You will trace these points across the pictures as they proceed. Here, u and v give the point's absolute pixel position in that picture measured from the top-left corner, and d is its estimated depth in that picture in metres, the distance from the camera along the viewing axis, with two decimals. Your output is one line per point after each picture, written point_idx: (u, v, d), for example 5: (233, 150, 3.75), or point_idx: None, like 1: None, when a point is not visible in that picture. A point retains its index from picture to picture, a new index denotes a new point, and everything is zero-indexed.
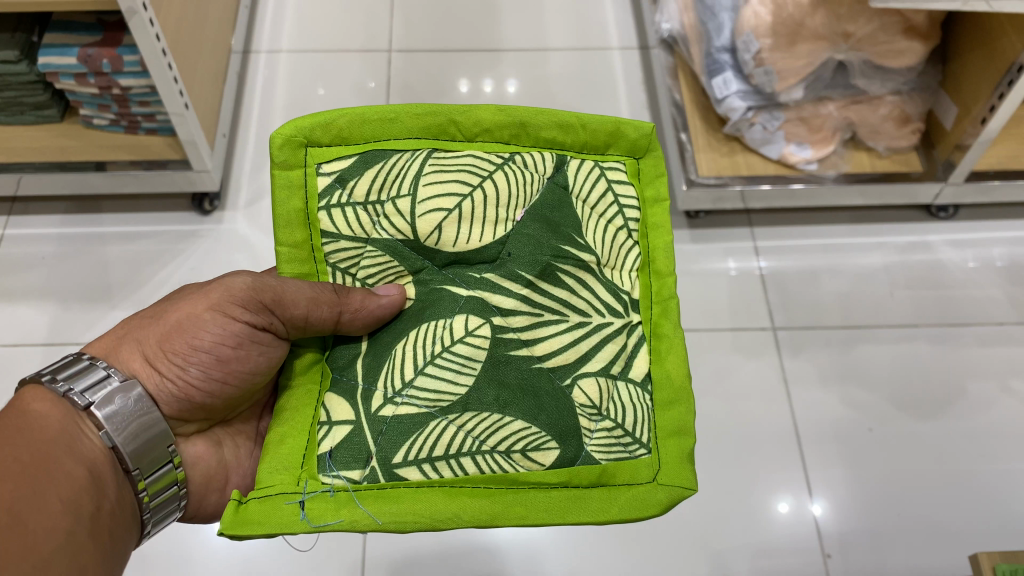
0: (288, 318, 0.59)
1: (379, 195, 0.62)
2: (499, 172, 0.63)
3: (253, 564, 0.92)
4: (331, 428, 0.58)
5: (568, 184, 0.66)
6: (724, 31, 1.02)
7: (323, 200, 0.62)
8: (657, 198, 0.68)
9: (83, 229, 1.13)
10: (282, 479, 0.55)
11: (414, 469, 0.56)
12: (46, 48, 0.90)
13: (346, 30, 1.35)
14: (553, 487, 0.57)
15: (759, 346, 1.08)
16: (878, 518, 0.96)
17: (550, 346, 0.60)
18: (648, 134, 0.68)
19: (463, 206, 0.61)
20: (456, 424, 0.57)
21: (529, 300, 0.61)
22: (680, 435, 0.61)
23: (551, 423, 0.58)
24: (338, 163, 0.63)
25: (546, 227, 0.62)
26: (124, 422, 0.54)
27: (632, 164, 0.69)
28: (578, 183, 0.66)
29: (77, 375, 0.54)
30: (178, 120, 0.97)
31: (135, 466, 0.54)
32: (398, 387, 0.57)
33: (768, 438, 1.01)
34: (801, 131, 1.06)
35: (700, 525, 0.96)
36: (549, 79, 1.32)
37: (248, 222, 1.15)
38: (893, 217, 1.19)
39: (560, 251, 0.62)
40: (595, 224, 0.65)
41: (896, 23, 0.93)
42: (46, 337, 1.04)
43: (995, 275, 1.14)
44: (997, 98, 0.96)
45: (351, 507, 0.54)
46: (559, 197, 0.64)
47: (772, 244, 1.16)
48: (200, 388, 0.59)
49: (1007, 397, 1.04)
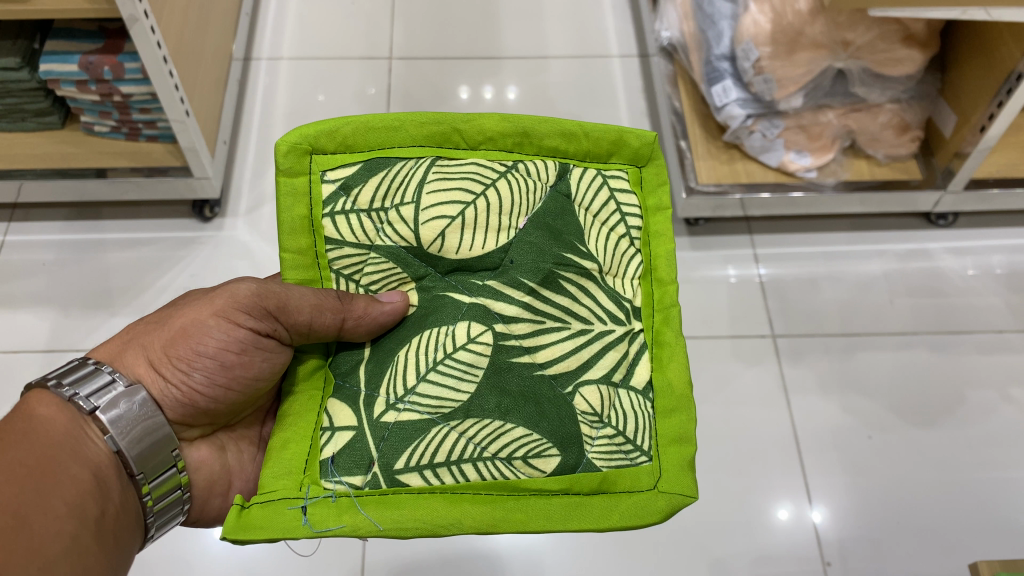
0: (292, 324, 0.59)
1: (382, 202, 0.62)
2: (502, 180, 0.64)
3: (253, 569, 0.92)
4: (334, 434, 0.58)
5: (571, 193, 0.66)
6: (724, 39, 1.02)
7: (328, 207, 0.63)
8: (660, 206, 0.68)
9: (83, 235, 1.13)
10: (285, 483, 0.55)
11: (415, 475, 0.56)
12: (47, 55, 0.90)
13: (347, 38, 1.35)
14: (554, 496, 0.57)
15: (759, 353, 1.08)
16: (878, 525, 0.96)
17: (552, 354, 0.60)
18: (650, 143, 0.68)
19: (467, 213, 0.61)
20: (457, 431, 0.57)
21: (530, 308, 0.60)
22: (680, 443, 0.61)
23: (552, 430, 0.58)
24: (345, 172, 0.63)
25: (548, 235, 0.62)
26: (128, 426, 0.54)
27: (635, 172, 0.69)
28: (582, 193, 0.66)
29: (82, 379, 0.54)
30: (178, 126, 0.97)
31: (139, 470, 0.54)
32: (400, 393, 0.57)
33: (768, 445, 1.01)
34: (800, 139, 1.06)
35: (700, 532, 0.96)
36: (549, 85, 1.32)
37: (248, 228, 1.15)
38: (892, 225, 1.19)
39: (563, 258, 0.62)
40: (597, 233, 0.65)
41: (895, 32, 0.93)
42: (46, 343, 1.04)
43: (994, 283, 1.14)
44: (995, 107, 0.96)
45: (353, 513, 0.54)
46: (562, 204, 0.65)
47: (771, 252, 1.17)
48: (204, 393, 0.59)
49: (1007, 404, 1.04)
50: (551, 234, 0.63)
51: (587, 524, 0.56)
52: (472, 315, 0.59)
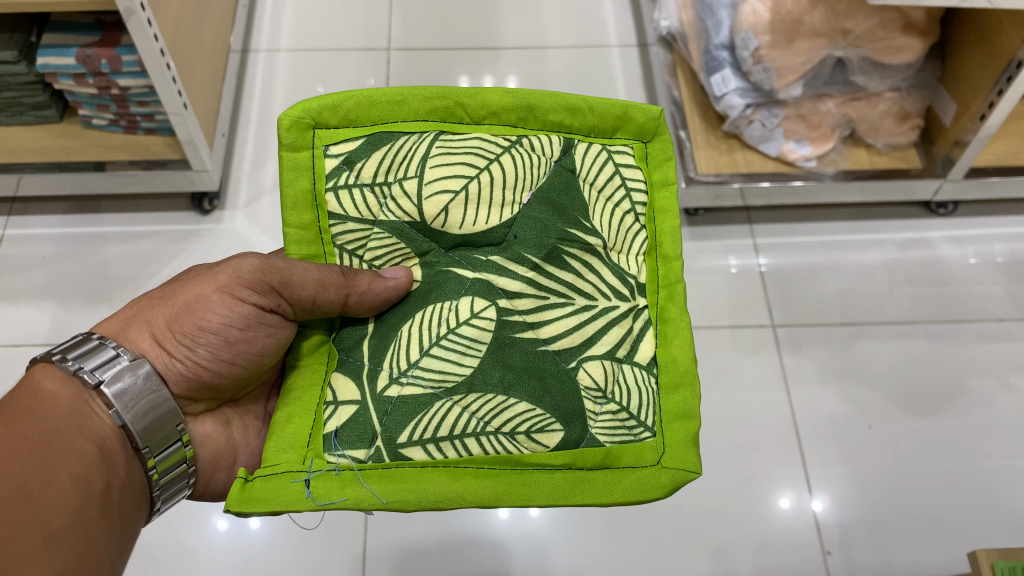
0: (295, 299, 0.59)
1: (386, 176, 0.62)
2: (506, 155, 0.63)
3: (255, 560, 0.92)
4: (337, 408, 0.58)
5: (577, 168, 0.65)
6: (723, 28, 1.02)
7: (330, 181, 0.62)
8: (664, 181, 0.68)
9: (83, 228, 1.13)
10: (288, 457, 0.56)
11: (419, 449, 0.56)
12: (45, 48, 0.90)
13: (346, 29, 1.35)
14: (558, 469, 0.57)
15: (759, 343, 1.08)
16: (877, 512, 0.96)
17: (556, 329, 0.60)
18: (655, 117, 0.68)
19: (469, 188, 0.61)
20: (461, 405, 0.57)
21: (534, 283, 0.61)
22: (685, 418, 0.61)
23: (556, 405, 0.58)
24: (349, 147, 0.63)
25: (548, 212, 0.62)
26: (132, 401, 0.54)
27: (641, 148, 0.69)
28: (587, 171, 0.66)
29: (87, 354, 0.54)
30: (178, 119, 0.97)
31: (145, 444, 0.54)
32: (403, 367, 0.57)
33: (768, 434, 1.01)
34: (800, 128, 1.06)
35: (703, 524, 0.95)
36: (548, 76, 1.32)
37: (248, 220, 1.15)
38: (893, 214, 1.19)
39: (567, 233, 0.62)
40: (605, 206, 0.65)
41: (894, 20, 0.93)
42: (46, 338, 1.04)
43: (995, 271, 1.14)
44: (996, 95, 0.96)
45: (356, 486, 0.54)
46: (565, 176, 0.64)
47: (772, 242, 1.17)
48: (209, 368, 0.59)
49: (1007, 393, 1.04)
50: (553, 208, 0.63)
51: (588, 497, 0.57)
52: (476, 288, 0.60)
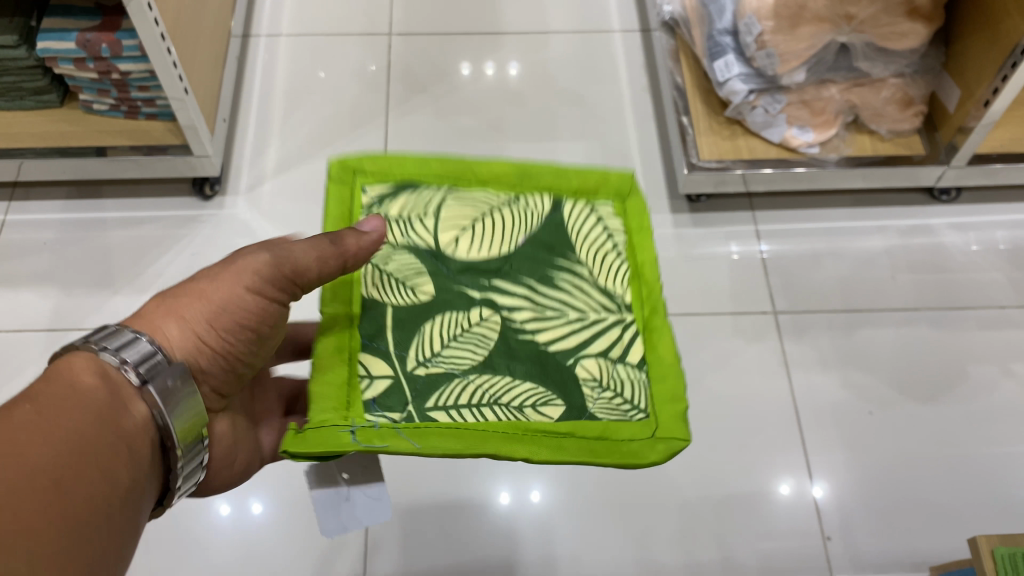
0: (306, 281, 0.60)
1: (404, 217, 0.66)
2: (506, 209, 0.67)
3: (256, 546, 0.92)
4: (371, 381, 0.58)
5: (567, 230, 0.67)
6: (727, 13, 1.03)
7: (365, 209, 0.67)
8: (642, 228, 0.68)
9: (84, 213, 1.13)
10: (330, 414, 0.56)
11: (442, 414, 0.57)
12: (45, 32, 0.90)
13: (347, 14, 1.34)
14: (581, 436, 0.56)
15: (760, 330, 1.08)
16: (877, 499, 0.97)
17: (553, 333, 0.61)
18: (629, 180, 0.69)
19: (476, 228, 0.65)
20: (477, 382, 0.58)
21: (530, 299, 0.63)
22: (676, 401, 0.59)
23: (559, 385, 0.59)
24: (387, 192, 0.68)
25: (543, 247, 0.65)
26: (174, 398, 0.53)
27: (619, 206, 0.69)
28: (578, 227, 0.67)
29: (125, 347, 0.52)
30: (178, 104, 0.97)
31: (175, 442, 0.54)
32: (427, 353, 0.59)
33: (769, 420, 1.01)
34: (803, 114, 1.05)
35: (705, 511, 0.95)
36: (550, 61, 1.31)
37: (248, 206, 1.15)
38: (896, 201, 1.18)
39: (561, 270, 0.64)
40: (597, 251, 0.66)
41: (898, 5, 0.93)
42: (48, 324, 1.04)
43: (996, 258, 1.14)
44: (1000, 80, 0.96)
45: (394, 436, 0.55)
46: (558, 223, 0.67)
47: (774, 229, 1.16)
48: (240, 356, 0.60)
49: (1008, 380, 1.04)
50: (549, 255, 0.65)
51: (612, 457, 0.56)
52: (481, 307, 0.62)
